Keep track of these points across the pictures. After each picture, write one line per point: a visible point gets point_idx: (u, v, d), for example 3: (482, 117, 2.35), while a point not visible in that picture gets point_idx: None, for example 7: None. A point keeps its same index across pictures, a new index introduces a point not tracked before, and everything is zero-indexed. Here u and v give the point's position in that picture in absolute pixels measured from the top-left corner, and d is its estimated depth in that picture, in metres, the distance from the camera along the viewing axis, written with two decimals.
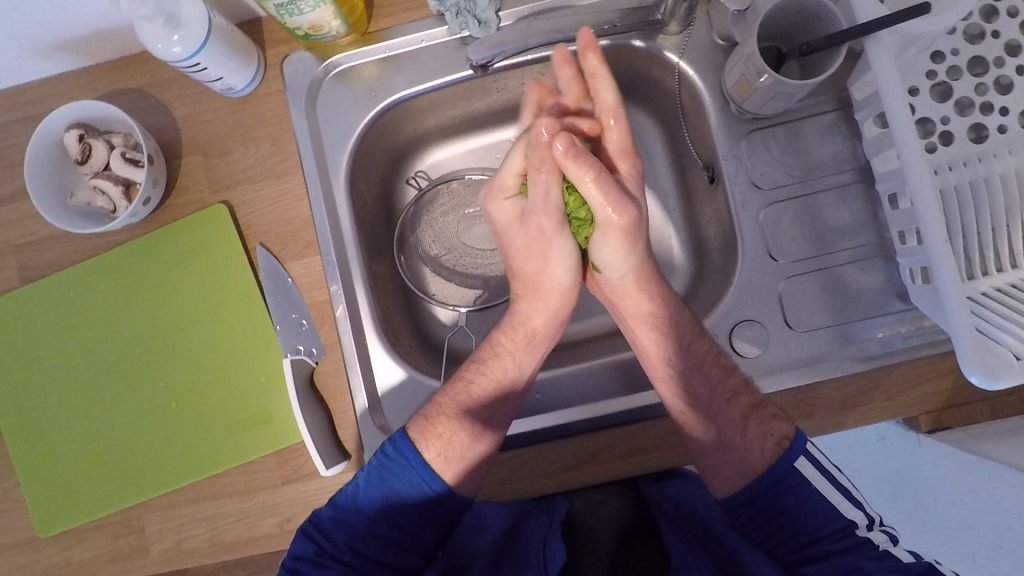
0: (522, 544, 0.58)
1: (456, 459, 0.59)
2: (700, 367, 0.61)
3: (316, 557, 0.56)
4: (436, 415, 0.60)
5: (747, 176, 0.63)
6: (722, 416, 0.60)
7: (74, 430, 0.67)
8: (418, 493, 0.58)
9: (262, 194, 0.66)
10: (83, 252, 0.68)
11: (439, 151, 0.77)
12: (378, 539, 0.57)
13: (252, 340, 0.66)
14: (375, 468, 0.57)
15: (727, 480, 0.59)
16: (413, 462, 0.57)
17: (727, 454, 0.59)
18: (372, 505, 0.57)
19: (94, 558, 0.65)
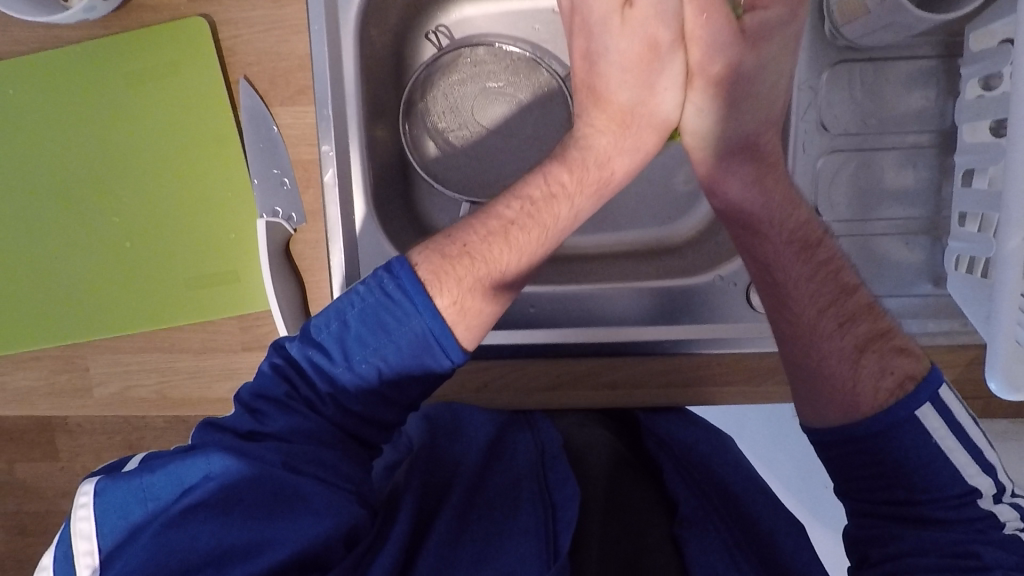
0: (512, 469, 0.56)
1: (473, 311, 0.47)
2: (810, 280, 0.51)
3: (286, 400, 0.44)
4: (454, 257, 0.48)
5: (818, 114, 0.55)
6: (831, 338, 0.49)
7: (14, 254, 0.60)
8: (420, 348, 0.44)
9: (251, 16, 0.55)
10: (25, 43, 0.56)
11: (469, 6, 0.65)
12: (365, 390, 0.45)
13: (223, 190, 0.58)
14: (370, 308, 0.44)
15: (831, 411, 0.47)
16: (420, 307, 0.44)
17: (832, 382, 0.48)
18: (365, 351, 0.44)
19: (31, 388, 0.61)
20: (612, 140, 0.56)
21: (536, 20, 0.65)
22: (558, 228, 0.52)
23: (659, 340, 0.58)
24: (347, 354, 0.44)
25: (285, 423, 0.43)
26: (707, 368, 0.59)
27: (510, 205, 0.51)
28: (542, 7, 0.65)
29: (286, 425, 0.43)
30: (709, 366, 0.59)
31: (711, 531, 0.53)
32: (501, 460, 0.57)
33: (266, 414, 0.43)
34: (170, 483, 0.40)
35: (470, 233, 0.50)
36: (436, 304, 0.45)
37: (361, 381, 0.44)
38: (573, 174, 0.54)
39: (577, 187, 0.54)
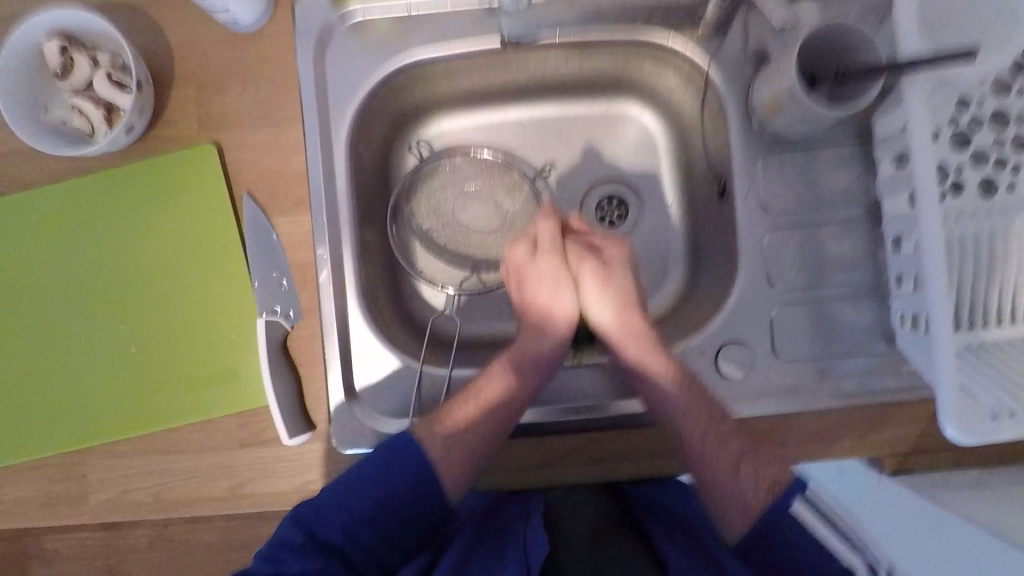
0: (503, 521, 0.57)
1: (460, 467, 0.57)
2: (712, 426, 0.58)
3: (304, 547, 0.52)
4: (441, 420, 0.58)
5: (758, 197, 0.62)
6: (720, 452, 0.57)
7: (21, 367, 0.63)
8: (422, 481, 0.55)
9: (254, 141, 0.62)
10: (50, 174, 0.63)
11: (445, 122, 0.74)
12: (374, 527, 0.54)
13: (224, 294, 0.62)
14: (368, 474, 0.54)
15: (733, 514, 0.55)
16: (411, 447, 0.55)
17: (725, 494, 0.56)
18: (371, 491, 0.54)
19: (24, 499, 0.62)
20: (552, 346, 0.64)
21: (505, 131, 0.75)
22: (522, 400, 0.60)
23: (640, 413, 0.61)
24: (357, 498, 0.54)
25: (304, 564, 0.51)
26: None
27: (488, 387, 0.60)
28: (510, 120, 0.74)
29: (303, 568, 0.50)
30: None
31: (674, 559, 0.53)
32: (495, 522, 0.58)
33: (284, 561, 0.51)
34: None
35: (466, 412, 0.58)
36: (427, 452, 0.55)
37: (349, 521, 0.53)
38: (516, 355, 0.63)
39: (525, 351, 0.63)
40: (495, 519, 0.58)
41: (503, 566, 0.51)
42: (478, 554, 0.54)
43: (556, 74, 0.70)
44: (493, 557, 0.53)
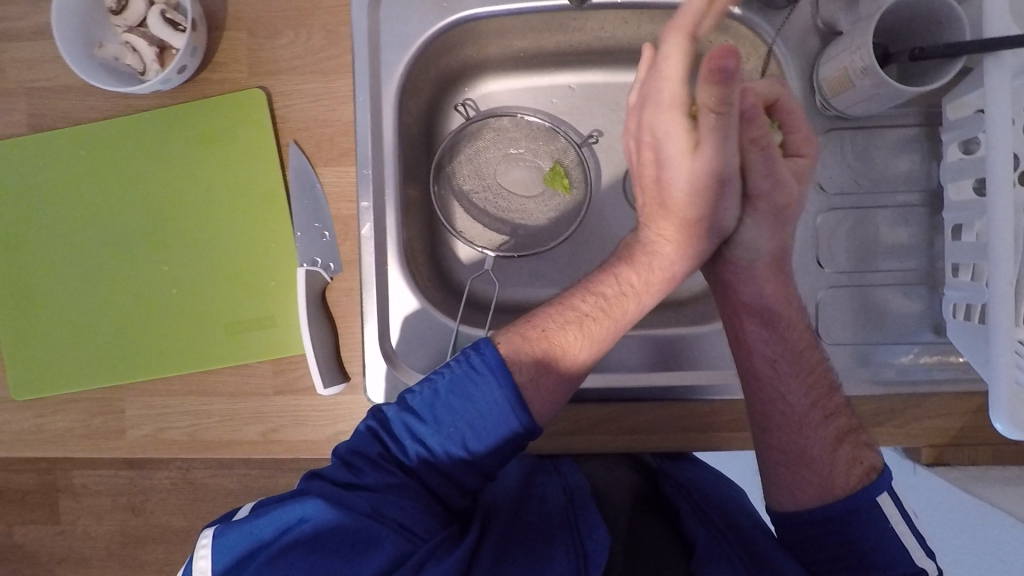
0: (545, 507, 0.57)
1: (552, 387, 0.53)
2: (801, 379, 0.58)
3: (379, 458, 0.49)
4: (531, 333, 0.55)
5: (813, 175, 0.61)
6: (817, 430, 0.57)
7: (66, 301, 0.64)
8: (505, 422, 0.50)
9: (303, 88, 0.61)
10: (100, 111, 0.63)
11: (493, 82, 0.73)
12: (451, 457, 0.50)
13: (267, 242, 0.63)
14: (457, 377, 0.50)
15: (805, 496, 0.56)
16: (501, 377, 0.50)
17: (811, 469, 0.56)
18: (452, 417, 0.50)
19: (66, 430, 0.64)
20: (637, 287, 0.58)
21: (554, 95, 0.73)
22: (627, 322, 0.57)
23: (676, 386, 0.60)
24: (435, 419, 0.50)
25: (376, 476, 0.48)
26: (721, 413, 0.61)
27: (585, 299, 0.56)
28: (559, 84, 0.73)
29: (378, 480, 0.48)
30: (725, 412, 0.61)
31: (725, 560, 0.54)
32: (534, 504, 0.57)
33: (359, 468, 0.49)
34: (272, 525, 0.46)
35: (552, 322, 0.55)
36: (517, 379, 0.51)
37: (448, 444, 0.50)
38: (639, 275, 0.58)
39: (643, 286, 0.58)
40: (538, 501, 0.58)
41: (558, 544, 0.51)
42: (525, 528, 0.54)
43: (613, 38, 0.68)
44: (544, 535, 0.53)
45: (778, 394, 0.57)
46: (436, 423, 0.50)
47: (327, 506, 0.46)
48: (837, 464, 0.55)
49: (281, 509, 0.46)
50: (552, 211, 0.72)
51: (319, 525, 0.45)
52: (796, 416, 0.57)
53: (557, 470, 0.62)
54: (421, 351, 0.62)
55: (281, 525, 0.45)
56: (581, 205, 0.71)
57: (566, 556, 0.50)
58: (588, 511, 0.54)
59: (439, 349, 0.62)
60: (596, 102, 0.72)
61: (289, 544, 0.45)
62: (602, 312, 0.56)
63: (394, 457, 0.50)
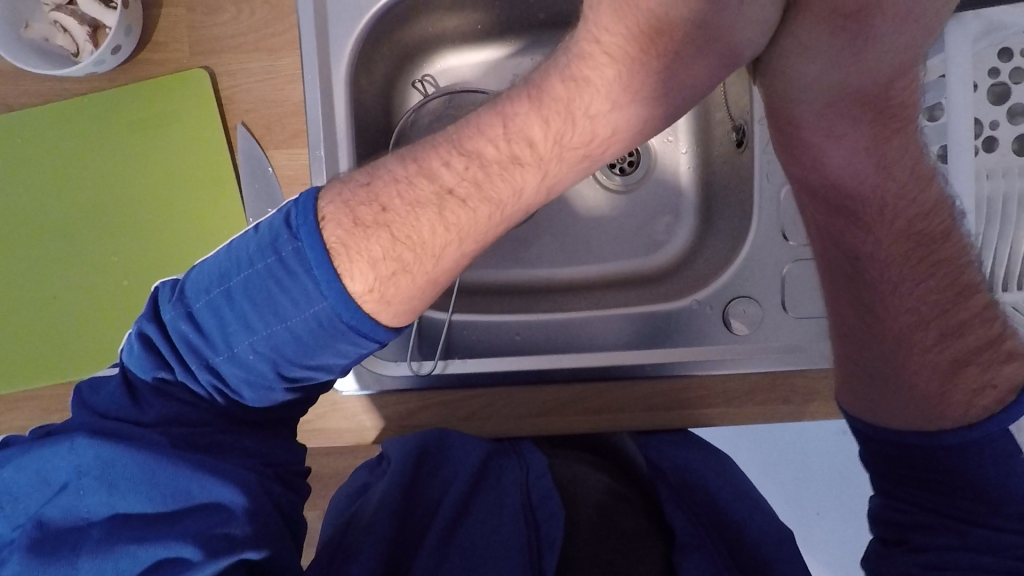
0: (496, 489, 0.59)
1: (396, 294, 0.43)
2: (917, 285, 0.50)
3: (166, 387, 0.44)
4: (367, 212, 0.44)
5: None
6: (927, 353, 0.48)
7: (10, 296, 0.62)
8: (319, 316, 0.42)
9: (248, 68, 0.59)
10: (35, 97, 0.60)
11: (452, 57, 0.70)
12: (269, 360, 0.43)
13: (220, 229, 0.60)
14: (259, 277, 0.42)
15: (908, 415, 0.47)
16: (314, 262, 0.41)
17: (922, 389, 0.47)
18: (251, 324, 0.43)
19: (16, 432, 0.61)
20: (536, 164, 0.47)
21: (516, 70, 0.70)
22: (511, 202, 0.47)
23: (642, 364, 0.59)
24: (226, 342, 0.43)
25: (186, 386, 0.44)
26: (689, 390, 0.60)
27: (449, 165, 0.46)
28: (521, 57, 0.70)
29: (159, 413, 0.43)
30: (695, 388, 0.60)
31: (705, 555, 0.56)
32: (490, 486, 0.59)
33: (143, 400, 0.44)
34: (29, 474, 0.42)
35: (392, 194, 0.45)
36: (349, 291, 0.42)
37: (242, 365, 0.43)
38: (546, 130, 0.47)
39: (552, 150, 0.47)
40: (487, 482, 0.59)
41: (505, 526, 0.56)
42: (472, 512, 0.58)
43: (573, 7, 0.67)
44: (494, 514, 0.57)
45: (881, 303, 0.50)
46: (228, 348, 0.43)
47: (101, 450, 0.41)
48: (956, 388, 0.47)
49: (51, 453, 0.42)
50: None
51: (93, 475, 0.41)
52: (900, 327, 0.49)
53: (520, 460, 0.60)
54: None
55: (47, 482, 0.41)
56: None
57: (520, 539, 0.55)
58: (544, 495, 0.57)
59: None
60: None
61: (71, 515, 0.41)
62: (473, 173, 0.46)
63: (188, 388, 0.44)
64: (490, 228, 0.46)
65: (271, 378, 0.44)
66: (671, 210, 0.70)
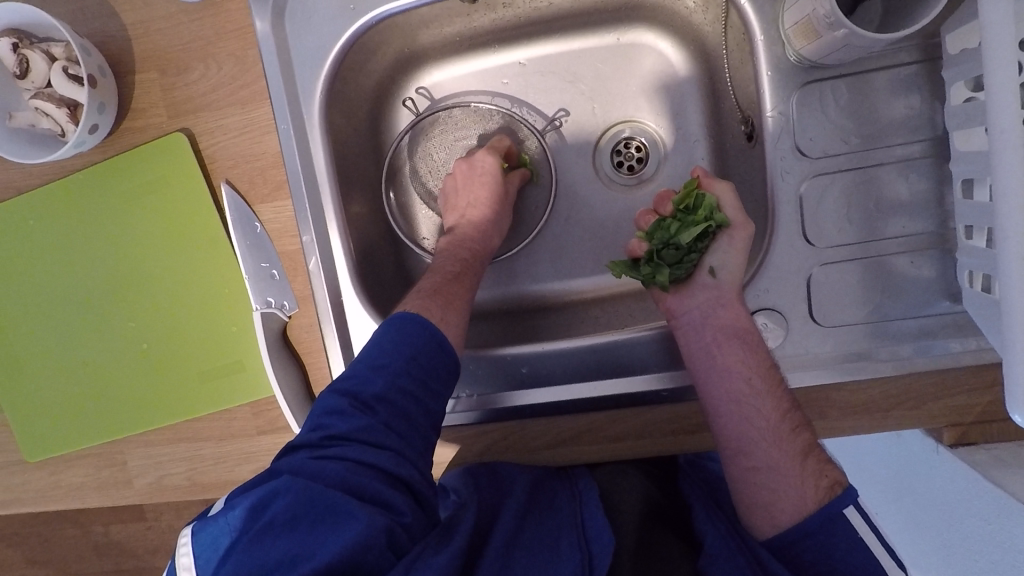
0: (548, 520, 0.54)
1: (455, 299, 0.57)
2: (762, 394, 0.52)
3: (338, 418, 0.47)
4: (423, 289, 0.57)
5: (793, 139, 0.53)
6: (784, 442, 0.51)
7: (44, 368, 0.66)
8: (436, 357, 0.52)
9: (224, 124, 0.58)
10: (40, 176, 0.62)
11: (438, 70, 0.67)
12: (395, 416, 0.49)
13: (222, 287, 0.61)
14: (385, 337, 0.52)
15: (781, 515, 0.50)
16: (418, 333, 0.52)
17: (783, 481, 0.50)
18: (391, 381, 0.49)
19: (80, 484, 0.67)
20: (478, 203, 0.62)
21: (504, 74, 0.67)
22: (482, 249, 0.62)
23: (658, 390, 0.57)
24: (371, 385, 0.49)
25: (349, 426, 0.47)
26: None
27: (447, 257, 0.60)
28: (509, 61, 0.66)
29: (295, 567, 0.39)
30: None
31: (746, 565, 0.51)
32: (544, 511, 0.55)
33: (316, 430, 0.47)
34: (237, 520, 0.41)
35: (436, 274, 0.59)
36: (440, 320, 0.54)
37: (374, 388, 0.49)
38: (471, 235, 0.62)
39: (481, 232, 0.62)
40: (544, 513, 0.55)
41: (562, 550, 0.51)
42: (525, 536, 0.52)
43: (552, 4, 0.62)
44: (547, 537, 0.53)
45: (723, 418, 0.52)
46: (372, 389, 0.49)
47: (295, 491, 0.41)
48: (803, 482, 0.50)
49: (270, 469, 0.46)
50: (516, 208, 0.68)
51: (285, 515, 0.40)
52: (762, 432, 0.52)
53: (573, 489, 0.58)
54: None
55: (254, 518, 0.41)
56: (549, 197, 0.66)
57: (570, 557, 0.51)
58: (591, 510, 0.55)
59: None
60: (550, 74, 0.66)
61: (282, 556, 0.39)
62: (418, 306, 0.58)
63: None
64: (477, 261, 0.61)
65: (386, 411, 0.49)
66: None
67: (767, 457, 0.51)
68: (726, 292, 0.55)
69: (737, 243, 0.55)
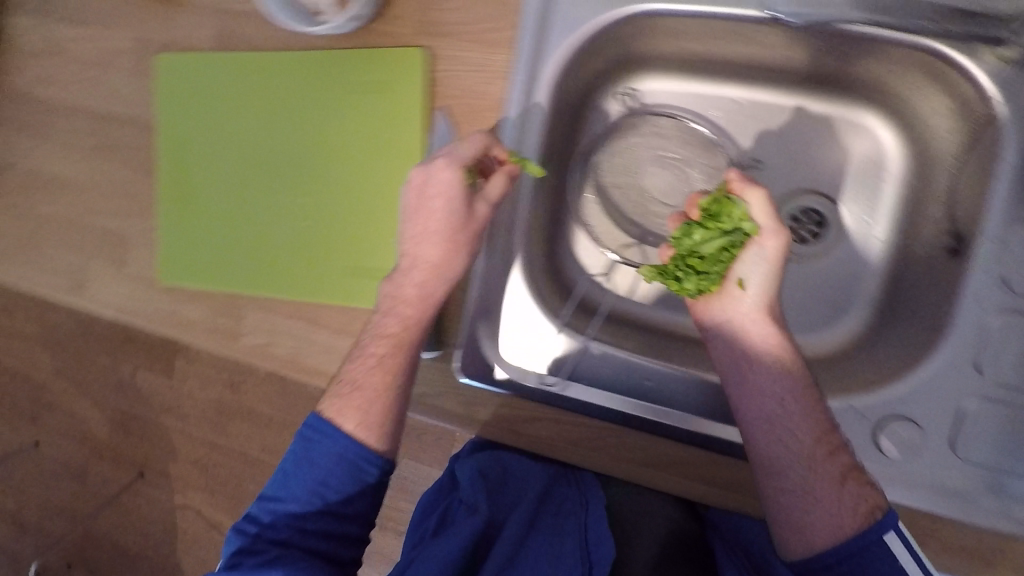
0: (558, 527, 0.59)
1: (371, 409, 0.55)
2: (803, 416, 0.50)
3: (252, 547, 0.53)
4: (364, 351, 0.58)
5: (1002, 268, 0.53)
6: (823, 465, 0.48)
7: (214, 205, 0.71)
8: (333, 457, 0.55)
9: (462, 56, 0.60)
10: (278, 41, 0.66)
11: (658, 79, 0.68)
12: (335, 491, 0.54)
13: (397, 199, 0.64)
14: (298, 444, 0.56)
15: (819, 537, 0.47)
16: (332, 435, 0.55)
17: (818, 509, 0.47)
18: (299, 474, 0.55)
19: (193, 323, 0.71)
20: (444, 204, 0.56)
21: (718, 106, 0.68)
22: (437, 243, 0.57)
23: None
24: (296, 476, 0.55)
25: (296, 503, 0.54)
26: None
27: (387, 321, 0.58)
28: (725, 96, 0.67)
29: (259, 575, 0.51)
30: None
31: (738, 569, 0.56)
32: (549, 517, 0.60)
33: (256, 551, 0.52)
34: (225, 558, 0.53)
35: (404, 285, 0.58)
36: (346, 428, 0.55)
37: (296, 494, 0.54)
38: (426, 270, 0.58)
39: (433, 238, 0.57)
40: (556, 523, 0.59)
41: (567, 557, 0.55)
42: (533, 537, 0.56)
43: (797, 58, 0.63)
44: (553, 540, 0.57)
45: (766, 443, 0.50)
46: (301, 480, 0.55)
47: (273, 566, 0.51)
48: (839, 499, 0.47)
49: (285, 459, 0.56)
50: None
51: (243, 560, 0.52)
52: (796, 450, 0.49)
53: (581, 497, 0.62)
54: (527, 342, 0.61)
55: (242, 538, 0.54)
56: None
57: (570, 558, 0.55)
58: (596, 519, 0.59)
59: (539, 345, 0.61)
60: (758, 122, 0.67)
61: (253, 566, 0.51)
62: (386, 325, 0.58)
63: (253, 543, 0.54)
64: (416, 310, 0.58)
65: (305, 496, 0.54)
66: (844, 297, 0.65)
67: (803, 479, 0.48)
68: (758, 301, 0.52)
69: (767, 253, 0.52)
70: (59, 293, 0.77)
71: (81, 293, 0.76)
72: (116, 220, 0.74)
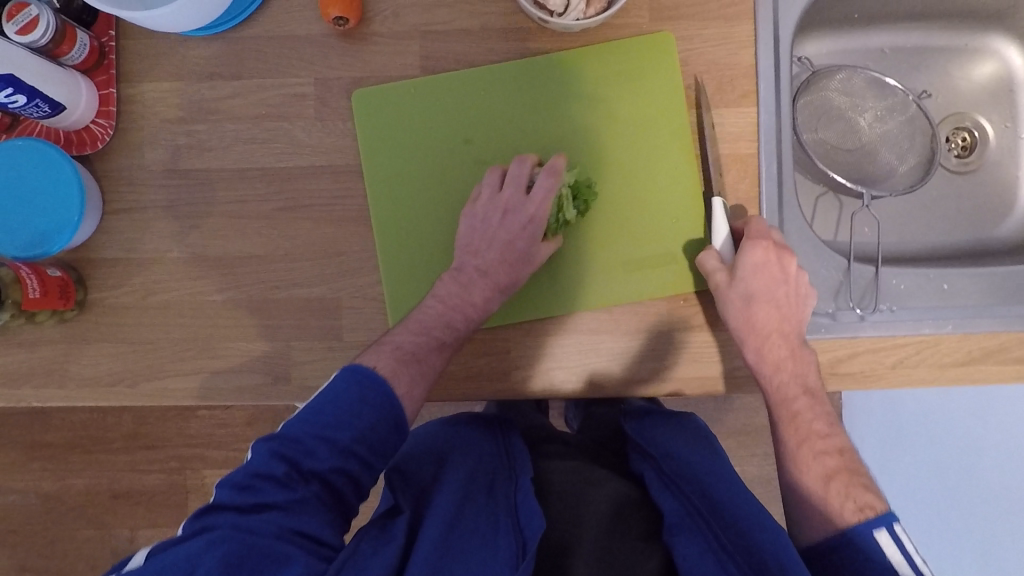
0: (490, 500, 0.56)
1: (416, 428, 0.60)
2: (808, 459, 0.59)
3: (284, 478, 0.52)
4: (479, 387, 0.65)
5: None
6: (812, 480, 0.58)
7: (453, 230, 0.65)
8: (382, 431, 0.56)
9: (702, 33, 0.63)
10: (498, 54, 0.65)
11: (824, 40, 0.74)
12: (358, 458, 0.55)
13: (661, 181, 0.64)
14: (343, 390, 0.56)
15: (812, 530, 0.57)
16: (371, 394, 0.57)
17: (811, 505, 0.57)
18: (332, 414, 0.55)
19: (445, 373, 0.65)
20: (754, 353, 0.60)
21: (870, 58, 0.76)
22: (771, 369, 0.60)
23: None
24: (332, 423, 0.55)
25: (323, 463, 0.54)
26: None
27: (785, 367, 0.60)
28: (875, 46, 0.76)
29: (282, 497, 0.51)
30: None
31: (700, 534, 0.54)
32: (472, 511, 0.54)
33: (261, 488, 0.51)
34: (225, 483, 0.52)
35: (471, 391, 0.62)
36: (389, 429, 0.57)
37: (317, 446, 0.54)
38: (794, 369, 0.60)
39: (790, 355, 0.61)
40: (474, 501, 0.56)
41: (498, 537, 0.52)
42: (456, 549, 0.51)
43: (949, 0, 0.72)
44: (486, 519, 0.54)
45: (788, 485, 0.60)
46: (332, 455, 0.54)
47: (235, 532, 0.48)
48: (833, 501, 0.57)
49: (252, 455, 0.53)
50: (877, 169, 0.75)
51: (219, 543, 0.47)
52: (807, 475, 0.59)
53: (511, 471, 0.60)
54: (821, 279, 0.65)
55: (251, 496, 0.51)
56: (927, 162, 0.74)
57: (506, 540, 0.51)
58: (523, 496, 0.56)
59: (833, 280, 0.65)
60: (906, 64, 0.77)
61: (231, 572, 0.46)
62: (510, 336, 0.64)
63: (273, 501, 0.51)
64: (771, 386, 0.60)
65: (329, 458, 0.54)
66: (1009, 200, 0.76)
67: (823, 505, 0.57)
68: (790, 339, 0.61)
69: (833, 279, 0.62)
70: (253, 393, 0.64)
71: (287, 383, 0.64)
72: (319, 288, 0.65)
